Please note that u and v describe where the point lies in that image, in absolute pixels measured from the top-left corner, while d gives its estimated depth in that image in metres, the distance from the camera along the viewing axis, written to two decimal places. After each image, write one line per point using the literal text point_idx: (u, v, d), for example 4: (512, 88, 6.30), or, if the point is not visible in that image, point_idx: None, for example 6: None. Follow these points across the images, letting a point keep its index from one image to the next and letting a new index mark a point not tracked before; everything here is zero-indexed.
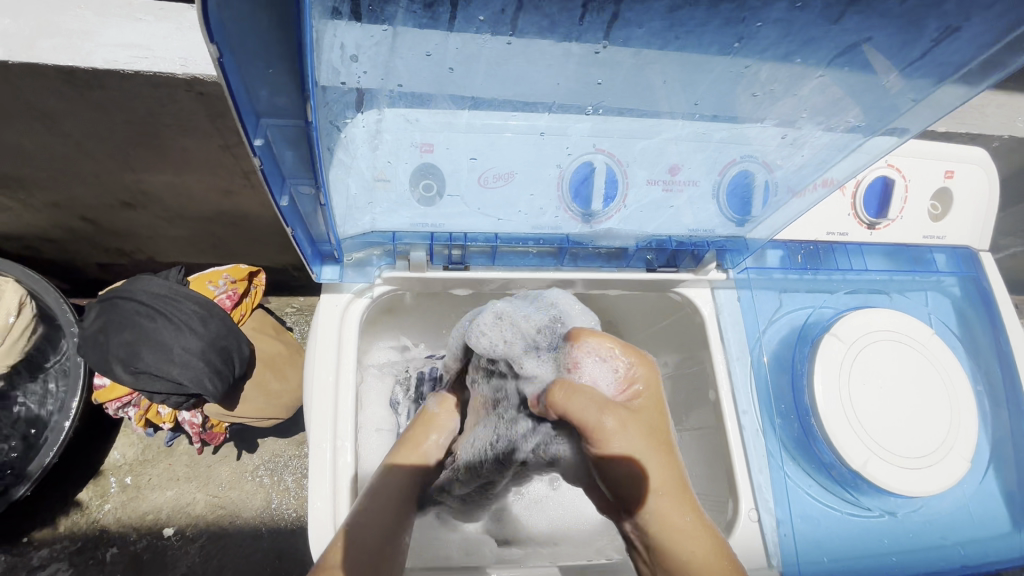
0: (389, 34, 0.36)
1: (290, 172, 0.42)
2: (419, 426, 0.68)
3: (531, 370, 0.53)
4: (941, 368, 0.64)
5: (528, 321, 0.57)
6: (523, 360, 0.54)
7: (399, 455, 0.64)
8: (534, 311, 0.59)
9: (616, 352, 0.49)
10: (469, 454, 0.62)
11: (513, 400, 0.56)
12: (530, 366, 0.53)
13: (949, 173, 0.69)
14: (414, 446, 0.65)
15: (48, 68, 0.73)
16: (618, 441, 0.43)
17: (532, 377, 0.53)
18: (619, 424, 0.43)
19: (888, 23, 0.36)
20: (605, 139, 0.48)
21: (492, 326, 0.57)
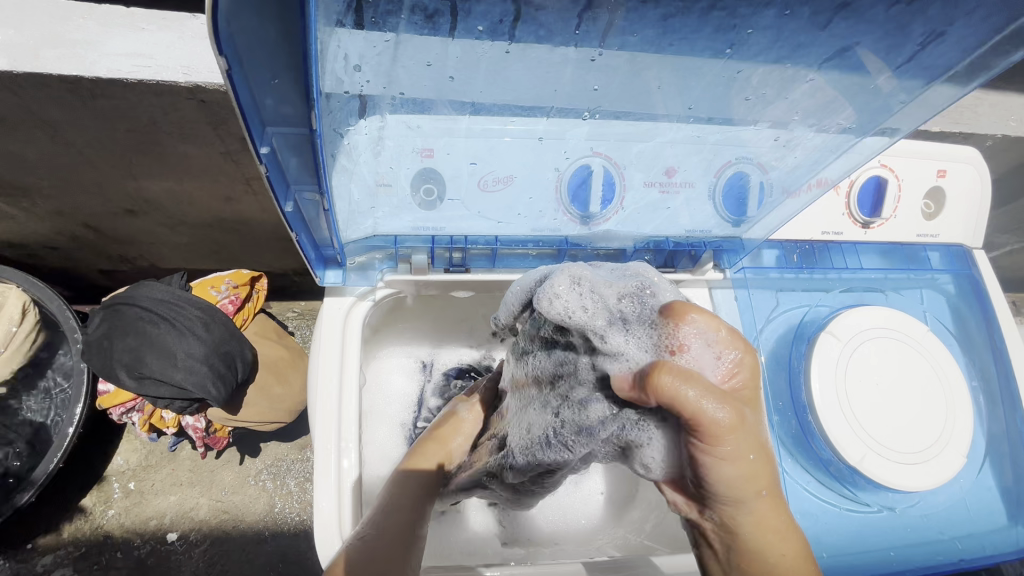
0: (392, 44, 0.37)
1: (295, 178, 0.43)
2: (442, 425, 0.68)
3: (617, 348, 0.44)
4: (937, 365, 0.64)
5: (610, 288, 0.49)
6: (607, 335, 0.46)
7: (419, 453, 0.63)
8: (612, 278, 0.51)
9: (723, 338, 0.40)
10: (521, 436, 0.56)
11: (586, 372, 0.48)
12: (615, 341, 0.45)
13: (942, 172, 0.70)
14: (441, 445, 0.65)
15: (52, 78, 0.74)
16: (729, 440, 0.35)
17: (617, 355, 0.44)
18: (733, 420, 0.35)
19: (875, 29, 0.37)
20: (601, 143, 0.50)
21: (567, 290, 0.48)
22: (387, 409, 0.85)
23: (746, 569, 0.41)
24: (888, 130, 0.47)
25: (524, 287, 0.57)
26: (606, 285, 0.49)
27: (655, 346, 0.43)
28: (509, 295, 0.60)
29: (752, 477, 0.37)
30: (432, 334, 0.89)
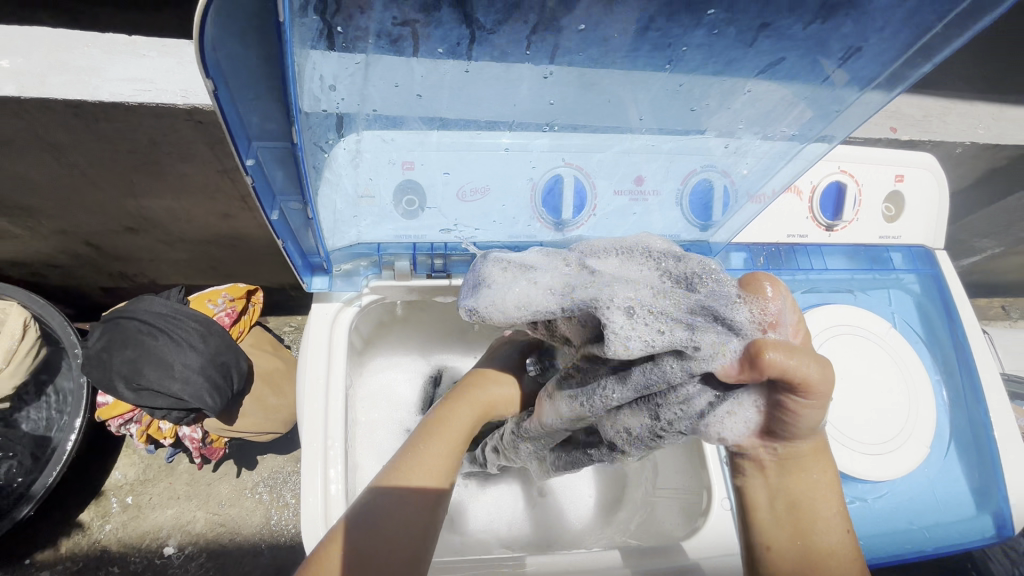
0: (362, 66, 0.41)
1: (281, 190, 0.47)
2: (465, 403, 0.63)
3: (711, 350, 0.39)
4: (898, 358, 0.67)
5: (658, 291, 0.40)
6: (698, 337, 0.39)
7: (440, 441, 0.59)
8: (637, 267, 0.44)
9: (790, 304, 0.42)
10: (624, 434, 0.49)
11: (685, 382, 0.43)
12: (708, 342, 0.39)
13: (900, 176, 0.74)
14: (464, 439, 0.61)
15: (58, 102, 0.78)
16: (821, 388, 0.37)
17: (710, 358, 0.39)
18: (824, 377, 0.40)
19: (797, 45, 0.41)
20: (562, 153, 0.54)
21: (619, 317, 0.39)
22: (392, 413, 0.90)
23: (794, 493, 0.44)
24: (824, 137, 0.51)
25: (535, 311, 0.44)
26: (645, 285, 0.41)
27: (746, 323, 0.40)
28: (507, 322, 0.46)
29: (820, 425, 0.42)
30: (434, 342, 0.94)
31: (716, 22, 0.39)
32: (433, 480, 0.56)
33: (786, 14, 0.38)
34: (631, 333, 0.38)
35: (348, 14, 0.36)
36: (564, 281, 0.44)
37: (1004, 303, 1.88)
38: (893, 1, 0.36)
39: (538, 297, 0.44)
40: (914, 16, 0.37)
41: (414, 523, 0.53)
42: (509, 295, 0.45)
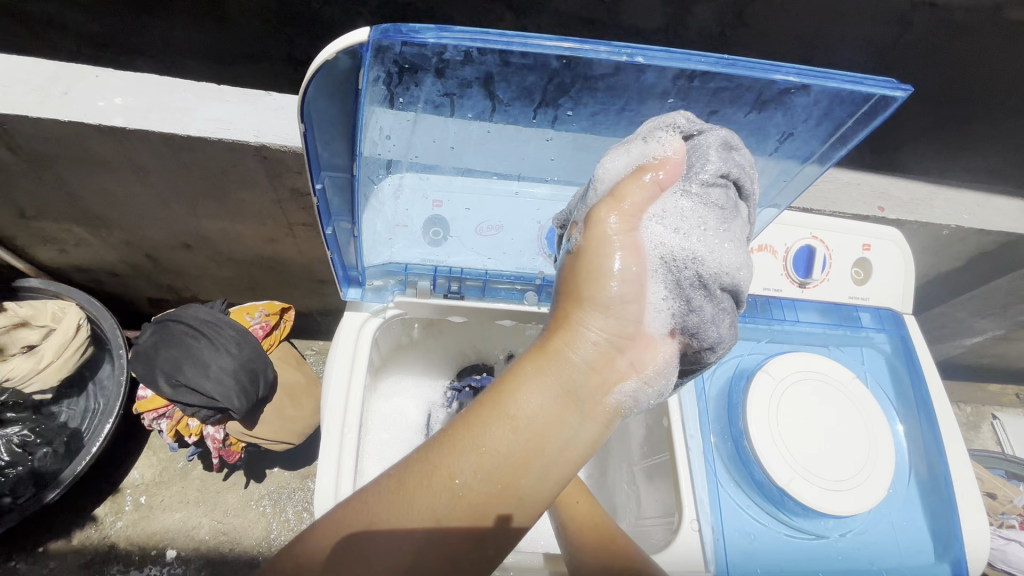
0: (411, 122, 0.53)
1: (336, 211, 0.59)
2: (542, 372, 0.50)
3: (729, 190, 0.51)
4: (861, 405, 0.74)
5: (715, 136, 0.50)
6: (718, 183, 0.50)
7: (495, 443, 0.48)
8: (667, 234, 0.50)
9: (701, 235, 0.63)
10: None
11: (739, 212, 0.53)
12: (724, 179, 0.50)
13: (866, 246, 0.83)
14: (534, 442, 0.48)
15: (154, 133, 0.95)
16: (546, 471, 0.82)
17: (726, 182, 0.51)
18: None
19: (742, 129, 0.52)
20: (560, 200, 0.67)
21: (721, 186, 0.50)
22: (400, 434, 0.96)
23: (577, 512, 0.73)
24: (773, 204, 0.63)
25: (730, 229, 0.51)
26: (703, 147, 0.50)
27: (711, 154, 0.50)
28: (713, 287, 0.51)
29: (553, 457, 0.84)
30: (442, 365, 1.04)
31: (676, 107, 0.51)
32: (469, 491, 0.48)
33: (729, 105, 0.50)
34: (700, 233, 0.50)
35: (406, 87, 0.48)
36: (703, 211, 0.50)
37: (1017, 391, 1.88)
38: (809, 100, 0.47)
39: (708, 234, 0.50)
40: (830, 113, 0.48)
41: (429, 544, 0.48)
42: (657, 284, 0.51)
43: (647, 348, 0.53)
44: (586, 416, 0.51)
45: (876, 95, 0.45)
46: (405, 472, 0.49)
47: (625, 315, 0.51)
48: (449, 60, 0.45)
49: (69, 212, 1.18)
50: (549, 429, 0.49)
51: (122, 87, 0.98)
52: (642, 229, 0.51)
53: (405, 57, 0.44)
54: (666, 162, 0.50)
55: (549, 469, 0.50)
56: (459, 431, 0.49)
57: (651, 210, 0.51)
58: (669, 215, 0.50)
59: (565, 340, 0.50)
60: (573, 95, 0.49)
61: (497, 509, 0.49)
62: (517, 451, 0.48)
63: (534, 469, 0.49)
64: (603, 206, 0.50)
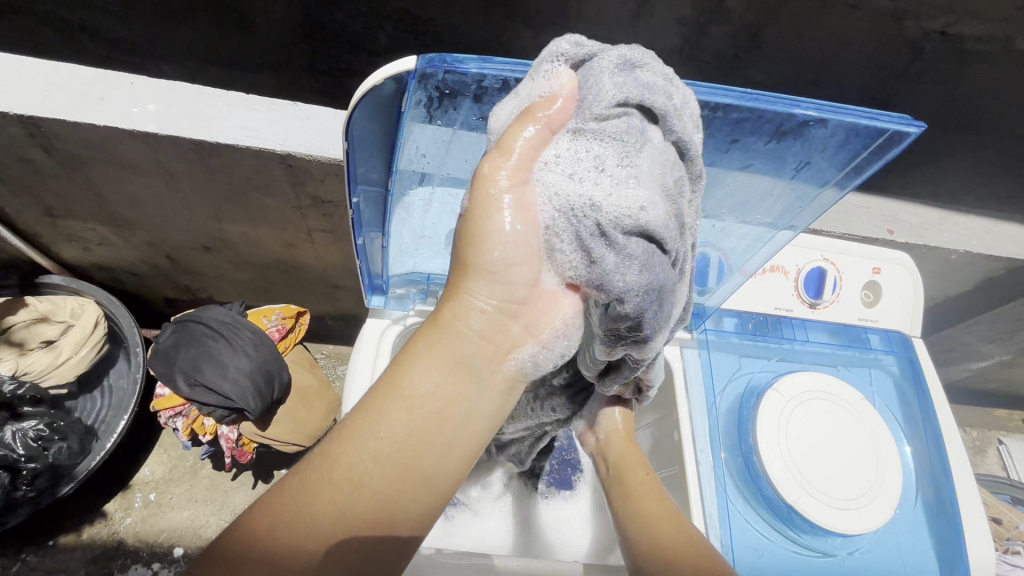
0: (447, 141, 0.56)
1: (368, 222, 0.63)
2: (431, 349, 0.50)
3: (628, 124, 0.44)
4: (869, 426, 0.75)
5: (608, 58, 0.45)
6: (608, 116, 0.45)
7: (384, 429, 0.48)
8: (563, 185, 0.47)
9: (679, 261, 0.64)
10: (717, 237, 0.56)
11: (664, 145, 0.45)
12: (618, 113, 0.45)
13: (876, 269, 0.85)
14: (433, 420, 0.49)
15: (184, 140, 0.98)
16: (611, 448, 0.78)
17: (622, 112, 0.45)
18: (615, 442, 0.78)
19: (761, 157, 0.55)
20: None
21: (618, 117, 0.45)
22: None
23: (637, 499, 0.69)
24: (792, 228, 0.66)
25: (632, 163, 0.44)
26: (597, 72, 0.45)
27: (602, 81, 0.45)
28: (612, 233, 0.45)
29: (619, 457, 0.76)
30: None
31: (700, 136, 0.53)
32: (365, 480, 0.47)
33: (751, 134, 0.52)
34: (591, 179, 0.46)
35: (444, 110, 0.52)
36: (603, 150, 0.46)
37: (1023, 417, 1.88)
38: (827, 132, 0.50)
39: (601, 177, 0.45)
40: (846, 145, 0.51)
41: (326, 547, 0.45)
42: (558, 239, 0.48)
43: (543, 310, 0.53)
44: (482, 387, 0.52)
45: (891, 130, 0.48)
46: (304, 464, 0.49)
47: (512, 280, 0.50)
48: (487, 88, 0.49)
49: (96, 212, 1.21)
50: (440, 407, 0.49)
51: (155, 94, 1.02)
52: (536, 180, 0.48)
53: (448, 84, 0.48)
54: (551, 100, 0.46)
55: (448, 450, 0.50)
56: (355, 418, 0.49)
57: (542, 158, 0.48)
58: (558, 162, 0.47)
59: (452, 317, 0.50)
60: None
61: (399, 499, 0.48)
62: (413, 433, 0.48)
63: (434, 453, 0.49)
64: (490, 159, 0.48)
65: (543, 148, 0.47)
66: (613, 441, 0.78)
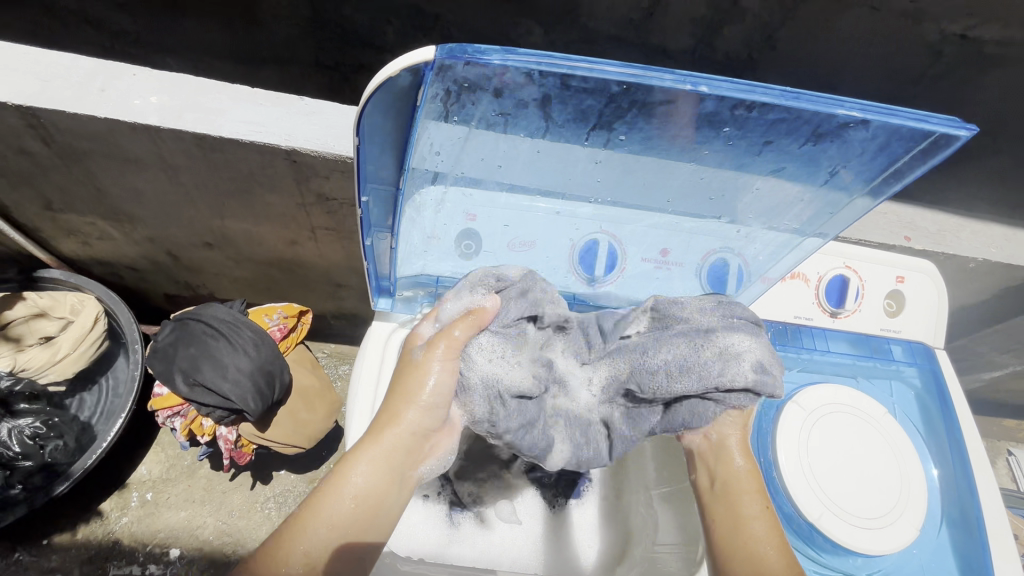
0: (463, 137, 0.53)
1: (376, 223, 0.60)
2: (374, 452, 0.60)
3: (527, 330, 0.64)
4: (893, 442, 0.72)
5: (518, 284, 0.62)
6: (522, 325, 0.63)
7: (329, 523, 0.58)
8: (486, 364, 0.61)
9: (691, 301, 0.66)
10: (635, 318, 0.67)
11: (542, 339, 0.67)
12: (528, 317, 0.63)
13: (900, 278, 0.82)
14: (368, 512, 0.59)
15: (187, 134, 0.96)
16: (721, 461, 0.67)
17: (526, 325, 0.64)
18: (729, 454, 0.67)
19: (793, 159, 0.52)
20: (605, 221, 0.65)
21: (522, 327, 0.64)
22: None
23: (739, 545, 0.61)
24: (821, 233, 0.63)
25: (528, 354, 0.64)
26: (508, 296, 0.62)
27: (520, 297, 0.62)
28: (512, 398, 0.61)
29: (732, 473, 0.66)
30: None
31: (730, 136, 0.51)
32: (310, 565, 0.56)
33: (786, 137, 0.50)
34: (509, 365, 0.62)
35: (462, 104, 0.49)
36: (501, 345, 0.62)
37: None
38: (867, 135, 0.48)
39: (514, 362, 0.62)
40: (886, 148, 0.49)
41: None
42: (476, 400, 0.61)
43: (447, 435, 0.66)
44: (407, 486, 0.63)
45: (938, 133, 0.46)
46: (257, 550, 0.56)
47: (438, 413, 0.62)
48: (508, 81, 0.46)
49: (96, 207, 1.18)
50: (377, 500, 0.60)
51: (157, 86, 0.99)
52: (463, 357, 0.62)
53: (466, 76, 0.45)
54: (486, 310, 0.61)
55: (378, 534, 0.60)
56: (305, 509, 0.58)
57: (472, 343, 0.61)
58: (481, 347, 0.62)
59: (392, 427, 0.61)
60: (629, 119, 0.50)
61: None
62: (354, 523, 0.58)
63: (369, 534, 0.59)
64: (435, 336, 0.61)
65: (477, 338, 0.61)
66: (724, 453, 0.67)
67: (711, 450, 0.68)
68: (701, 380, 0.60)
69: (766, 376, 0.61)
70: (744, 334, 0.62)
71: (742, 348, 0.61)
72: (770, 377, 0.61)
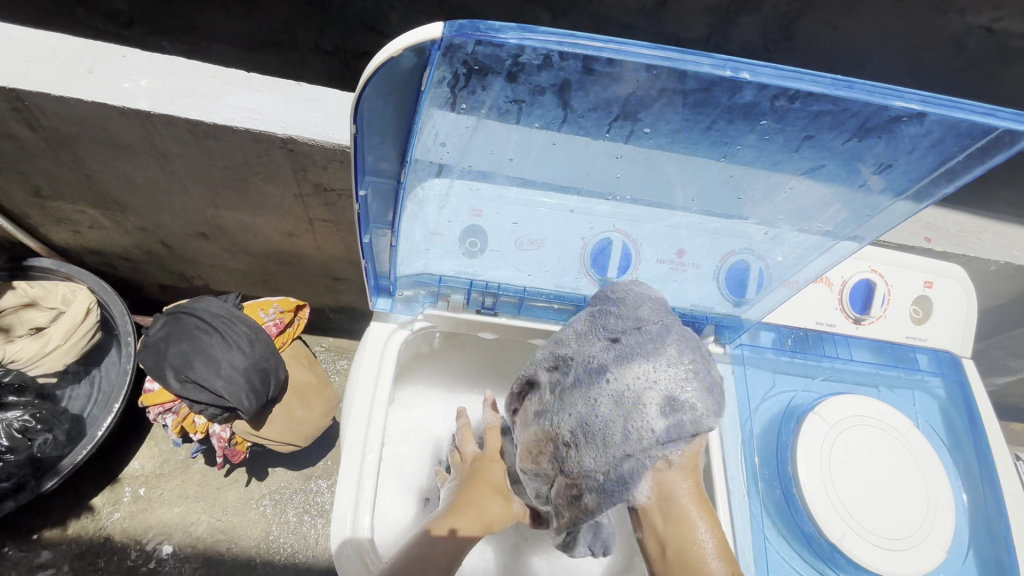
0: (471, 128, 0.49)
1: (375, 219, 0.56)
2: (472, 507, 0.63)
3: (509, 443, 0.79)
4: (920, 458, 0.69)
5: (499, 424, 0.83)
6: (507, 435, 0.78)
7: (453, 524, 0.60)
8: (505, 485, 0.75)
9: (591, 329, 0.56)
10: (545, 364, 0.60)
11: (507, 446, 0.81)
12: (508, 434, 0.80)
13: (928, 283, 0.77)
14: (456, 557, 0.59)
15: (178, 120, 0.91)
16: (667, 523, 0.51)
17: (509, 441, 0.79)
18: (683, 511, 0.51)
19: (834, 156, 0.49)
20: (621, 220, 0.61)
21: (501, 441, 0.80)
22: (418, 448, 0.92)
23: None
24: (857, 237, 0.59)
25: None
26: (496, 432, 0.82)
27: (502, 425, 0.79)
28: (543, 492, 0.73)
29: (689, 536, 0.51)
30: (466, 377, 0.97)
31: (767, 130, 0.47)
32: None
33: (828, 131, 0.46)
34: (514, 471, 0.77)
35: (471, 90, 0.44)
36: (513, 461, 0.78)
37: None
38: (920, 131, 0.44)
39: None
40: (938, 145, 0.45)
41: None
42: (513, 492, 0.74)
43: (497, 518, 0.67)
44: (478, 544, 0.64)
45: (1001, 129, 0.42)
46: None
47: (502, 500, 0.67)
48: (524, 64, 0.42)
49: (86, 195, 1.14)
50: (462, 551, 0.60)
51: (148, 69, 0.94)
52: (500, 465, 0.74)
53: (478, 58, 0.41)
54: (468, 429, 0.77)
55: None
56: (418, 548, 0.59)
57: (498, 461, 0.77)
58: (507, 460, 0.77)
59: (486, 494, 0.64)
60: (656, 109, 0.46)
61: None
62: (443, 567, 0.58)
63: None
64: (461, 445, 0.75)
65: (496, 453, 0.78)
66: (677, 509, 0.51)
67: (657, 506, 0.51)
68: (606, 446, 0.50)
69: (678, 416, 0.49)
70: (639, 361, 0.50)
71: (644, 385, 0.49)
72: (686, 411, 0.49)
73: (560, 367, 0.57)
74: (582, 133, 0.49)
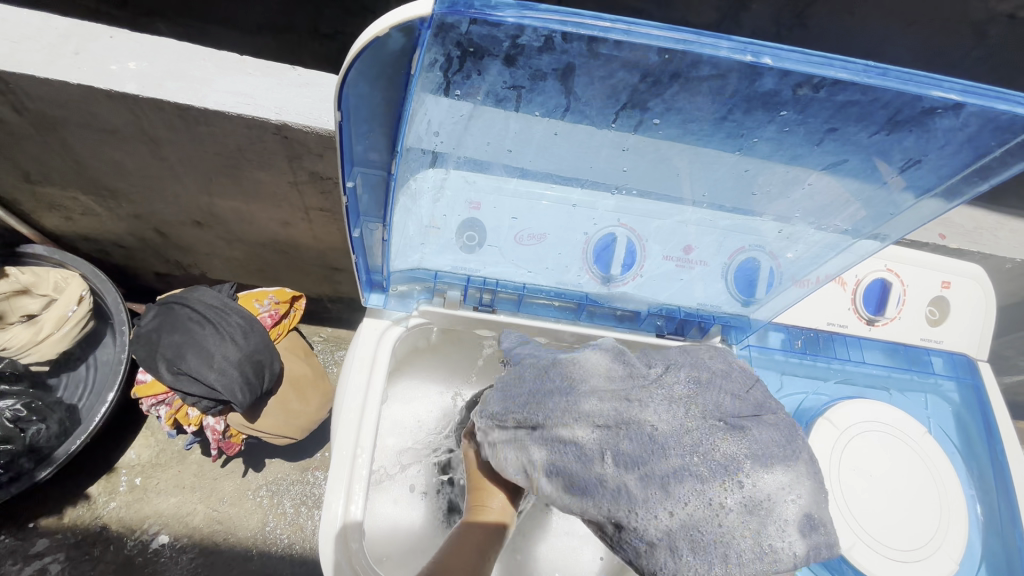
0: (466, 116, 0.46)
1: (365, 212, 0.53)
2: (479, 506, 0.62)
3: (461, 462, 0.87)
4: (934, 466, 0.66)
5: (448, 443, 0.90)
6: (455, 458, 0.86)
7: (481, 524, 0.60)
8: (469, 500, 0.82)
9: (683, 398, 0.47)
10: (593, 414, 0.47)
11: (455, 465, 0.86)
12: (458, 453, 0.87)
13: (946, 283, 0.74)
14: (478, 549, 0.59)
15: (168, 104, 0.87)
16: None
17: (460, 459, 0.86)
18: None
19: (859, 149, 0.45)
20: (626, 215, 0.58)
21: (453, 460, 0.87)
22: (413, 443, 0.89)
23: None
24: (879, 236, 0.55)
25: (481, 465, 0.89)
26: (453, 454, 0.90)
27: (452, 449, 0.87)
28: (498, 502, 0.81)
29: None
30: (465, 372, 0.93)
31: (788, 120, 0.43)
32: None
33: (854, 123, 0.43)
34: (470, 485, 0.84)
35: (467, 75, 0.41)
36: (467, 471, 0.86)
37: None
38: (955, 123, 0.41)
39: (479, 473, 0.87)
40: (973, 140, 0.42)
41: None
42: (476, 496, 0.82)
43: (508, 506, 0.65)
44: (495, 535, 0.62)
45: None
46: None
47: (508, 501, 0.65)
48: (524, 47, 0.38)
49: (76, 180, 1.11)
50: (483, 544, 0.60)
51: (137, 51, 0.90)
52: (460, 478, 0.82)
53: (473, 39, 0.38)
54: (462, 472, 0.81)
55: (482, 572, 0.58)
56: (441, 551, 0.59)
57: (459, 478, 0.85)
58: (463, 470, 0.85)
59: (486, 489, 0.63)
60: (668, 97, 0.43)
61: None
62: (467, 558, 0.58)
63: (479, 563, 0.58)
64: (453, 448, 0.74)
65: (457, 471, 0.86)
66: None
67: None
68: (728, 559, 0.42)
69: (815, 534, 0.44)
70: (776, 465, 0.44)
71: (785, 499, 0.43)
72: (822, 529, 0.45)
73: (643, 438, 0.45)
74: (587, 123, 0.46)
